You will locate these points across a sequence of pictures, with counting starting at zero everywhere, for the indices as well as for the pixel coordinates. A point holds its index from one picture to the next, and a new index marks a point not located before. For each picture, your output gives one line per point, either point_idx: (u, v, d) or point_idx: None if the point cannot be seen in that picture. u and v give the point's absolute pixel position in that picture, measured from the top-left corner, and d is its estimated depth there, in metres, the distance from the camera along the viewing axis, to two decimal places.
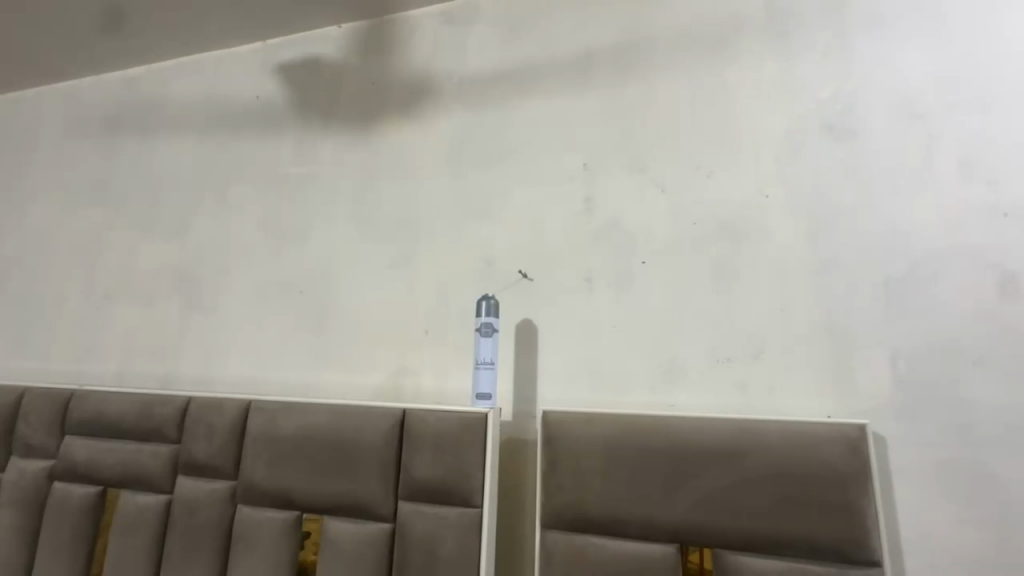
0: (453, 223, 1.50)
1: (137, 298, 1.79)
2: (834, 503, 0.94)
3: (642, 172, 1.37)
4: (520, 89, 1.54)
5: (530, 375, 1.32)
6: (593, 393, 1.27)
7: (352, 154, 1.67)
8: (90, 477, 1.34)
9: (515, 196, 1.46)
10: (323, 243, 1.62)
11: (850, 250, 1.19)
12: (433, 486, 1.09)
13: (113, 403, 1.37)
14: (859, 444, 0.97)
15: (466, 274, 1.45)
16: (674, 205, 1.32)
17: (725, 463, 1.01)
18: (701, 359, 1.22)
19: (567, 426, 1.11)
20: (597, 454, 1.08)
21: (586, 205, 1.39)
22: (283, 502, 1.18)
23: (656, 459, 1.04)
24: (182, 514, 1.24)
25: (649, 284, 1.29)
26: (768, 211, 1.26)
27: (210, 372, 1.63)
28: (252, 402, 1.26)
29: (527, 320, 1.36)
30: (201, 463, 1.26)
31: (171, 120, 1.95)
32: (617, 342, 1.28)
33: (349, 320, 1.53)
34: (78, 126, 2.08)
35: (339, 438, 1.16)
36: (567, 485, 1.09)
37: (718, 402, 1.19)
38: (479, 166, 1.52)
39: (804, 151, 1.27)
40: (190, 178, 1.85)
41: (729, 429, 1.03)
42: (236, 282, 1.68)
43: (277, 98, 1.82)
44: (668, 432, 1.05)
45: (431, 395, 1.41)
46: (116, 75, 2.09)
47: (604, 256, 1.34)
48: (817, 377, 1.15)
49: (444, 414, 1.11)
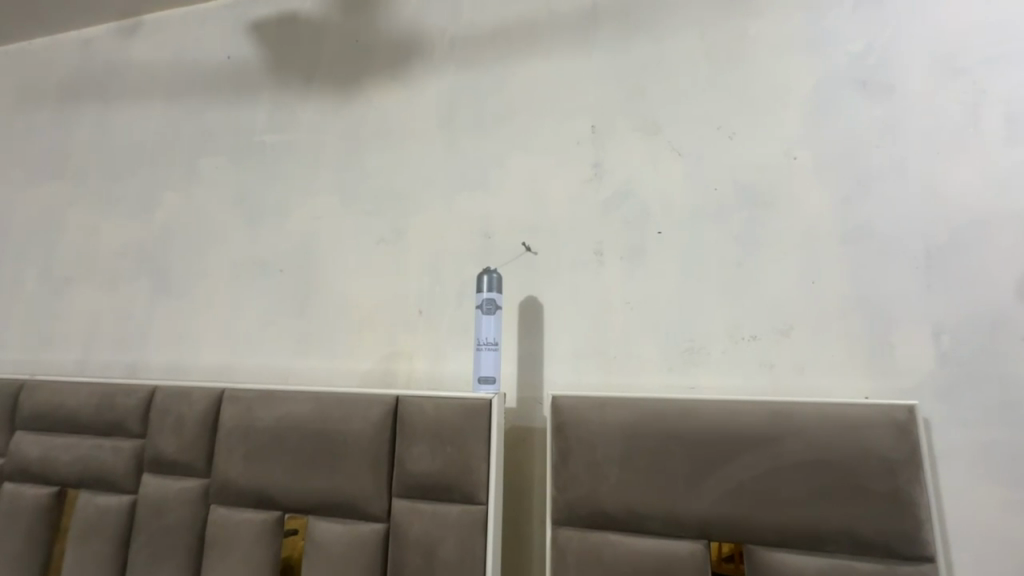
0: (448, 194, 1.36)
1: (100, 281, 1.63)
2: (880, 492, 0.85)
3: (655, 135, 1.25)
4: (518, 47, 1.40)
5: (536, 357, 1.20)
6: (604, 376, 1.16)
7: (335, 120, 1.52)
8: (45, 476, 1.20)
9: (515, 163, 1.33)
10: (304, 217, 1.47)
11: (884, 214, 1.09)
12: (432, 481, 0.97)
13: (70, 395, 1.22)
14: (909, 428, 0.87)
15: (463, 248, 1.32)
16: (692, 171, 1.20)
17: (759, 450, 0.91)
18: (724, 337, 1.11)
19: (581, 412, 1.00)
20: (616, 441, 0.97)
21: (595, 171, 1.27)
22: (262, 501, 1.05)
23: (682, 446, 0.94)
24: (148, 517, 1.10)
25: (664, 257, 1.18)
26: (795, 174, 1.15)
27: (181, 360, 1.48)
28: (225, 391, 1.13)
29: (532, 297, 1.24)
30: (168, 460, 1.12)
31: (133, 85, 1.78)
32: (631, 321, 1.17)
33: (334, 301, 1.39)
34: (31, 93, 1.89)
35: (325, 430, 1.03)
36: (581, 477, 0.98)
37: (744, 384, 1.09)
38: (475, 131, 1.38)
39: (834, 108, 1.16)
40: (156, 149, 1.68)
41: (762, 413, 0.93)
42: (208, 263, 1.53)
43: (250, 60, 1.66)
44: (693, 417, 0.95)
45: (426, 381, 1.29)
46: (72, 37, 1.90)
47: (615, 227, 1.22)
48: (851, 355, 1.05)
49: (443, 402, 0.99)
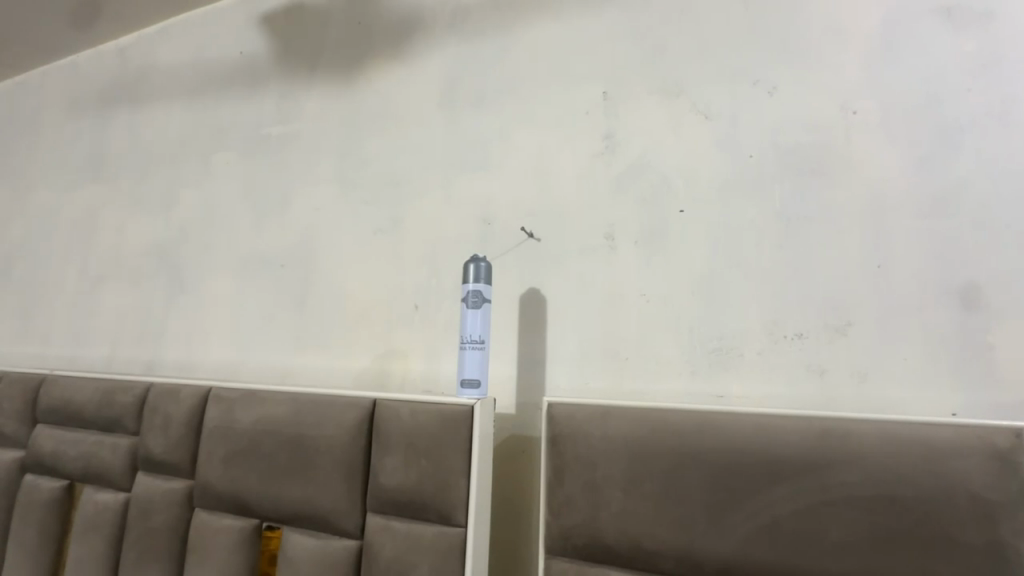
0: (446, 177, 1.25)
1: (126, 279, 1.67)
2: (971, 544, 0.64)
3: (677, 97, 1.06)
4: (524, 11, 1.25)
5: (537, 358, 1.06)
6: (614, 380, 0.99)
7: (336, 106, 1.45)
8: (56, 470, 1.22)
9: (518, 140, 1.19)
10: (305, 209, 1.42)
11: (978, 177, 0.84)
12: (406, 496, 0.86)
13: (77, 390, 1.23)
14: (1014, 459, 0.65)
15: (461, 236, 1.20)
16: (722, 137, 1.00)
17: (801, 480, 0.71)
18: (762, 335, 0.91)
19: (579, 423, 0.85)
20: (618, 460, 0.81)
21: (606, 144, 1.10)
22: (240, 508, 0.99)
23: (699, 469, 0.76)
24: (137, 518, 1.08)
25: (687, 239, 0.99)
26: (855, 132, 0.92)
27: (192, 356, 1.48)
28: (211, 390, 1.08)
29: (534, 290, 1.09)
30: (157, 460, 1.09)
31: (159, 86, 1.81)
32: (647, 316, 0.99)
33: (331, 296, 1.32)
34: (76, 103, 1.99)
35: (299, 434, 0.95)
36: (578, 500, 0.82)
37: (787, 393, 0.88)
38: (476, 108, 1.26)
39: (909, 47, 0.91)
40: (177, 148, 1.70)
41: (805, 432, 0.73)
42: (218, 258, 1.52)
43: (260, 52, 1.63)
44: (715, 434, 0.77)
45: (421, 382, 1.18)
46: (110, 46, 1.98)
47: (629, 206, 1.05)
48: (931, 358, 0.82)
49: (419, 407, 0.88)
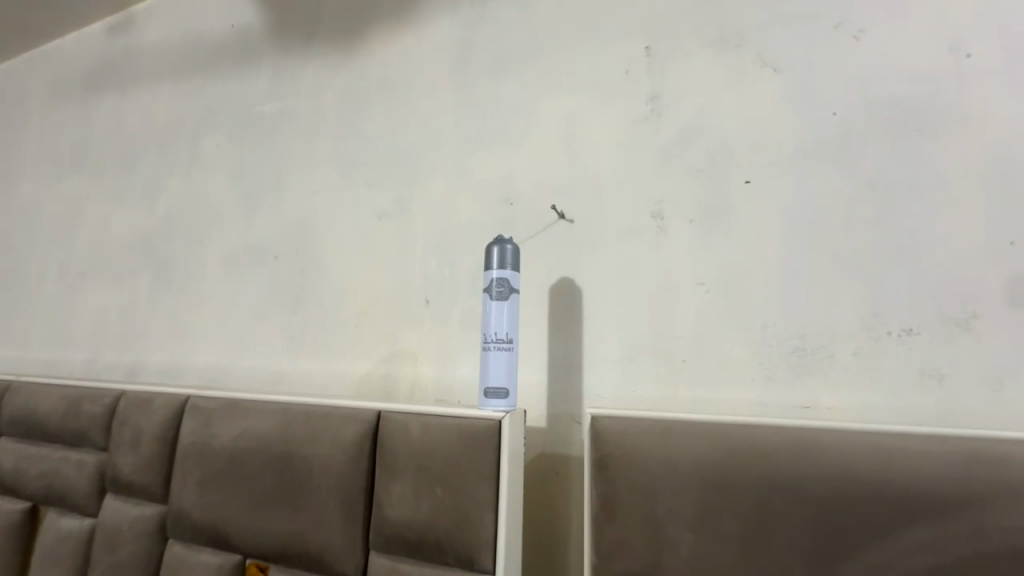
0: (461, 153, 1.09)
1: (109, 275, 1.52)
2: None
3: (738, 49, 0.89)
4: None
5: (572, 361, 0.89)
6: (668, 388, 0.82)
7: (336, 79, 1.29)
8: (17, 490, 1.07)
9: (545, 106, 1.02)
10: (301, 194, 1.26)
11: None
12: (417, 533, 0.69)
13: (41, 399, 1.08)
14: None
15: (478, 219, 1.04)
16: (797, 92, 0.83)
17: (940, 523, 0.54)
18: (858, 331, 0.74)
19: (635, 444, 0.68)
20: (686, 491, 0.64)
21: (652, 106, 0.93)
22: (219, 541, 0.83)
23: (798, 504, 0.59)
24: (104, 548, 0.92)
25: (757, 215, 0.82)
26: (969, 80, 0.74)
27: (178, 359, 1.33)
28: (188, 399, 0.92)
29: (567, 280, 0.93)
30: (126, 481, 0.93)
31: (147, 66, 1.67)
32: (708, 308, 0.82)
33: (330, 291, 1.16)
34: (61, 88, 1.85)
35: (289, 453, 0.79)
36: (635, 542, 0.65)
37: (893, 404, 0.70)
38: (494, 73, 1.09)
39: None
40: (164, 132, 1.55)
41: (943, 458, 0.56)
42: (206, 251, 1.36)
43: (253, 25, 1.48)
44: (819, 459, 0.59)
45: (433, 389, 1.02)
46: (96, 27, 1.84)
47: (682, 179, 0.88)
48: None
49: (434, 422, 0.71)
